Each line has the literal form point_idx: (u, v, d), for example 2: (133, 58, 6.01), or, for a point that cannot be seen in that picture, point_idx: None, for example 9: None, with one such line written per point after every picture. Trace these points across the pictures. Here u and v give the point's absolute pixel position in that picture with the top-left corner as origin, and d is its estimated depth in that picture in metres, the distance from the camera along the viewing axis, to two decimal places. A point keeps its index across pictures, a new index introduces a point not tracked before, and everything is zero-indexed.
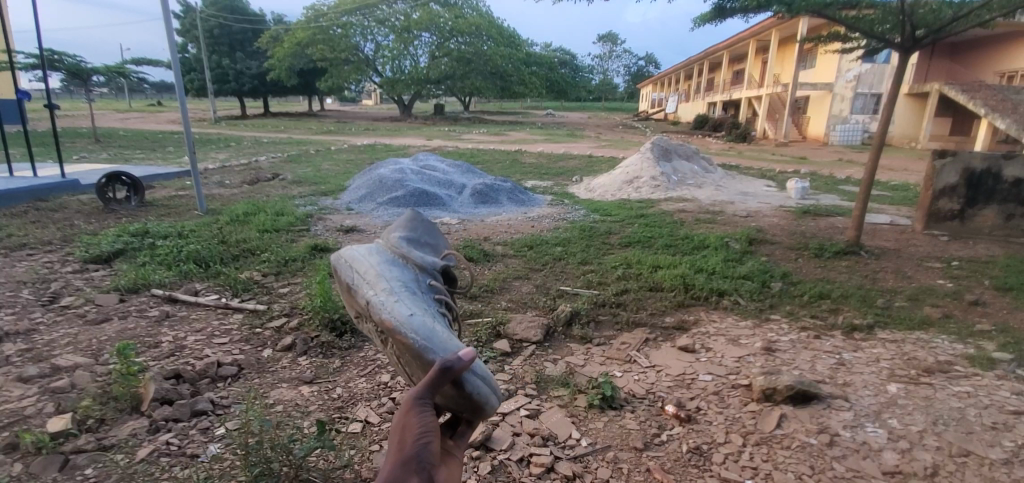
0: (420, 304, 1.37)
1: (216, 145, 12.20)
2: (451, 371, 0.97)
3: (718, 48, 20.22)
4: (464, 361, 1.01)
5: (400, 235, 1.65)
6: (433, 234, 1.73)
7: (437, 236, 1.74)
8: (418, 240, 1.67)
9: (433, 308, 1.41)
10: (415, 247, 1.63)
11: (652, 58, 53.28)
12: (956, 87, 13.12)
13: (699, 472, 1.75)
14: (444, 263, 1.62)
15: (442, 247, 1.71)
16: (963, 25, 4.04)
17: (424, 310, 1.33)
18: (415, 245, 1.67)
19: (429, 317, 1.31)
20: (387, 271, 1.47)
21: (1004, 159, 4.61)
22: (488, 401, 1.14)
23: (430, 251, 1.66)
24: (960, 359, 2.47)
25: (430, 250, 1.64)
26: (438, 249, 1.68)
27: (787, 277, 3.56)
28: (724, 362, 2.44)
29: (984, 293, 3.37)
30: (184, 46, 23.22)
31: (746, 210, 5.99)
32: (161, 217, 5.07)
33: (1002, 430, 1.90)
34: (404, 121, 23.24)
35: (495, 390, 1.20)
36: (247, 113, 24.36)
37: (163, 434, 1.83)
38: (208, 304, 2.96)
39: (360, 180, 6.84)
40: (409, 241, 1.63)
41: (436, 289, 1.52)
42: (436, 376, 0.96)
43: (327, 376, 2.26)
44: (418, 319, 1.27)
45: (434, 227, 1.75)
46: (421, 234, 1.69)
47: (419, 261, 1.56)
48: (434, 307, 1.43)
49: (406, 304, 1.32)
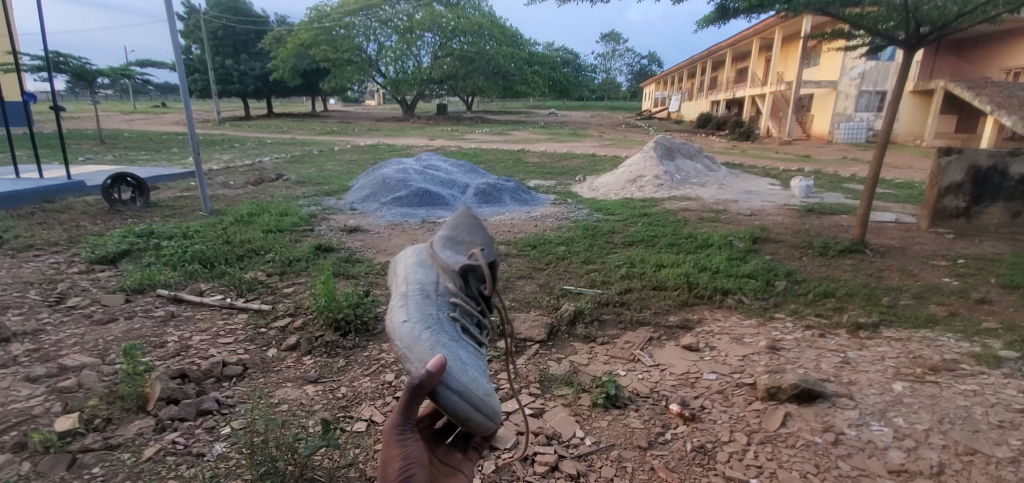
0: (424, 310, 1.43)
1: (220, 146, 12.24)
2: (420, 392, 1.06)
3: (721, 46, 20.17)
4: (430, 376, 1.07)
5: (441, 235, 1.72)
6: (478, 229, 1.68)
7: (481, 231, 1.67)
8: (456, 238, 1.68)
9: (439, 314, 1.45)
10: (451, 246, 1.66)
11: (656, 57, 53.26)
12: (962, 84, 13.04)
13: (704, 471, 1.75)
14: (472, 263, 1.57)
15: (484, 241, 1.65)
16: (969, 21, 4.01)
17: (422, 317, 1.40)
18: (457, 243, 1.70)
19: (425, 324, 1.37)
20: (412, 276, 1.60)
21: (1009, 155, 4.61)
22: (480, 414, 1.18)
23: (465, 249, 1.64)
24: (966, 357, 2.46)
25: (465, 249, 1.63)
26: (476, 245, 1.63)
27: (792, 275, 3.55)
28: (729, 361, 2.43)
29: (989, 292, 3.35)
30: (189, 47, 23.34)
31: (750, 209, 5.98)
32: (167, 218, 5.10)
33: (1008, 428, 1.89)
34: (407, 121, 23.27)
35: (490, 402, 1.21)
36: (251, 114, 24.43)
37: (170, 433, 1.84)
38: (213, 304, 2.97)
39: (363, 180, 6.85)
40: (448, 243, 1.68)
41: (456, 291, 1.54)
42: (406, 400, 1.05)
43: (331, 376, 2.27)
44: (409, 326, 1.36)
45: (479, 222, 1.70)
46: (462, 233, 1.68)
47: (445, 264, 1.60)
48: (444, 311, 1.47)
49: (407, 311, 1.42)
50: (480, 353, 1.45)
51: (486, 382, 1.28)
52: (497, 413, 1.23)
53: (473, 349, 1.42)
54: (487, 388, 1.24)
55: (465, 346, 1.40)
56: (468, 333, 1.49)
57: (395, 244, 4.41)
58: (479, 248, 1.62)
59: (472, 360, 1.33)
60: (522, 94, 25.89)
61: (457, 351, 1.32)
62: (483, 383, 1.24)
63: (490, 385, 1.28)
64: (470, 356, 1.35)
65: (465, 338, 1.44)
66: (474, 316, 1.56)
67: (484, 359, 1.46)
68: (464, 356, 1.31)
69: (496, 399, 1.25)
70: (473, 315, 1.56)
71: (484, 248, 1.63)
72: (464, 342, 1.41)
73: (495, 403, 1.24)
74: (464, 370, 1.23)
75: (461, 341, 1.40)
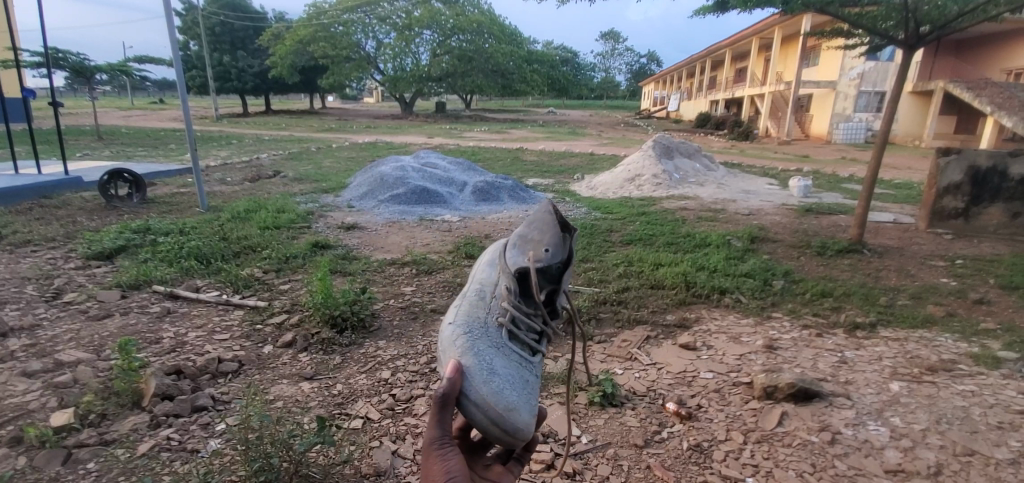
0: (472, 313, 1.35)
1: (217, 142, 12.23)
2: (447, 401, 1.09)
3: (721, 46, 20.19)
4: (450, 385, 1.10)
5: (522, 227, 1.52)
6: (547, 224, 1.43)
7: (551, 227, 1.42)
8: (529, 234, 1.46)
9: (486, 318, 1.35)
10: (521, 243, 1.46)
11: (655, 56, 53.25)
12: (961, 85, 13.06)
13: (699, 469, 1.74)
14: (528, 266, 1.37)
15: (552, 240, 1.40)
16: (970, 20, 4.00)
17: (466, 321, 1.33)
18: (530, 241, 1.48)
19: (468, 329, 1.30)
20: (479, 276, 1.51)
21: (1009, 156, 4.60)
22: (501, 426, 1.14)
23: (530, 246, 1.42)
24: (965, 357, 2.46)
25: (529, 247, 1.42)
26: (539, 245, 1.40)
27: (789, 275, 3.54)
28: (726, 360, 2.43)
29: (988, 292, 3.36)
30: (187, 43, 23.25)
31: (749, 208, 5.98)
32: (163, 214, 5.09)
33: (1007, 429, 1.88)
34: (405, 119, 23.20)
35: (513, 416, 1.14)
36: (248, 110, 24.34)
37: (164, 429, 1.83)
38: (209, 300, 2.96)
39: (361, 177, 6.83)
40: (515, 240, 1.48)
41: (512, 296, 1.38)
42: (436, 408, 1.08)
43: (327, 373, 2.25)
44: (451, 330, 1.32)
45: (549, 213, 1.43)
46: (531, 230, 1.46)
47: (506, 264, 1.44)
48: (493, 317, 1.36)
49: (457, 314, 1.38)
50: (528, 362, 1.31)
51: (518, 393, 1.20)
52: (525, 424, 1.17)
53: (518, 357, 1.30)
54: (514, 401, 1.16)
55: (504, 356, 1.27)
56: (518, 339, 1.36)
57: (393, 241, 4.40)
58: (540, 250, 1.38)
59: (508, 368, 1.24)
60: (520, 93, 25.88)
61: (492, 361, 1.22)
62: (509, 395, 1.16)
63: (520, 395, 1.20)
64: (508, 365, 1.25)
65: (511, 344, 1.32)
66: (532, 321, 1.39)
67: (532, 370, 1.31)
68: (496, 363, 1.22)
69: (526, 413, 1.18)
70: (530, 320, 1.40)
71: (549, 247, 1.39)
72: (507, 349, 1.30)
73: (524, 415, 1.17)
74: (487, 381, 1.16)
75: (504, 348, 1.29)
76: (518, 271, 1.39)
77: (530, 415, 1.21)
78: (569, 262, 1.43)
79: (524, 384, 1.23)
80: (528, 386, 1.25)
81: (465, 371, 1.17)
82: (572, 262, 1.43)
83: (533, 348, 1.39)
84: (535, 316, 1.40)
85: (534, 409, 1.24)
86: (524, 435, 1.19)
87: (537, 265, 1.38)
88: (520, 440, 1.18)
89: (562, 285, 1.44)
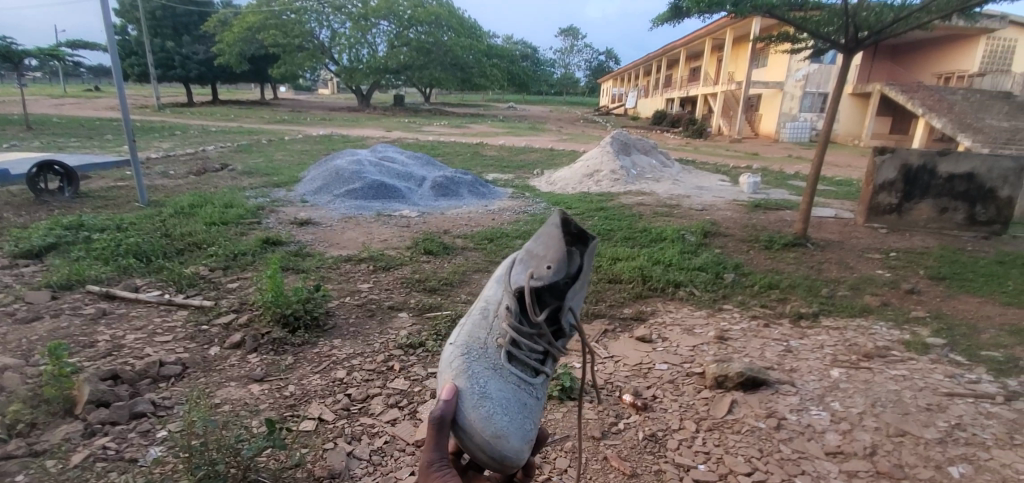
0: (472, 332, 1.20)
1: (159, 133, 11.61)
2: (443, 424, 1.03)
3: (676, 45, 20.68)
4: (446, 408, 1.04)
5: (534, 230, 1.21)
6: (553, 232, 1.13)
7: (556, 239, 1.11)
8: (538, 245, 1.15)
9: (487, 338, 1.18)
10: (529, 255, 1.17)
11: (613, 54, 54.13)
12: (896, 88, 13.89)
13: (655, 458, 1.79)
14: (527, 287, 1.13)
15: (556, 256, 1.11)
16: (904, 26, 4.21)
17: (466, 340, 1.19)
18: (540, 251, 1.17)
19: (466, 350, 1.16)
20: (489, 284, 1.29)
21: (938, 155, 4.92)
22: (488, 452, 1.05)
23: (533, 261, 1.14)
24: (897, 344, 2.63)
25: (532, 262, 1.15)
26: (543, 263, 1.12)
27: (739, 268, 3.68)
28: (680, 351, 2.50)
29: (918, 282, 3.60)
30: (124, 27, 21.89)
31: (702, 204, 6.17)
32: (98, 210, 4.77)
33: (935, 411, 2.02)
34: (362, 111, 22.63)
35: (502, 443, 1.05)
36: (194, 100, 23.11)
37: (100, 438, 1.72)
38: (150, 300, 2.80)
39: (315, 171, 6.63)
40: (524, 249, 1.20)
41: (512, 316, 1.16)
42: (431, 429, 1.03)
43: (279, 374, 2.17)
44: (451, 347, 1.20)
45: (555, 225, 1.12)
46: (537, 237, 1.18)
47: (509, 277, 1.20)
48: (494, 336, 1.18)
49: (460, 330, 1.23)
50: (527, 385, 1.15)
51: (512, 418, 1.08)
52: (514, 453, 1.06)
53: (518, 380, 1.14)
54: (503, 427, 1.05)
55: (499, 382, 1.11)
56: (518, 360, 1.17)
57: (349, 237, 4.29)
58: (542, 268, 1.11)
59: (504, 391, 1.10)
60: (480, 87, 25.71)
61: (485, 387, 1.10)
62: (498, 422, 1.05)
63: (513, 420, 1.08)
64: (505, 387, 1.12)
65: (510, 364, 1.16)
66: (536, 342, 1.18)
67: (535, 393, 1.16)
68: (490, 386, 1.10)
69: (517, 441, 1.07)
70: (535, 341, 1.18)
71: (552, 265, 1.11)
72: (505, 370, 1.14)
73: (514, 442, 1.06)
74: (477, 410, 1.06)
75: (502, 370, 1.13)
76: (516, 291, 1.16)
77: (525, 440, 1.10)
78: (581, 277, 1.16)
79: (519, 412, 1.10)
80: (524, 412, 1.11)
81: (459, 392, 1.08)
82: (583, 279, 1.16)
83: (539, 367, 1.21)
84: (539, 338, 1.18)
85: (531, 431, 1.13)
86: (517, 461, 1.09)
87: (539, 286, 1.13)
88: (509, 465, 1.09)
89: (570, 304, 1.18)
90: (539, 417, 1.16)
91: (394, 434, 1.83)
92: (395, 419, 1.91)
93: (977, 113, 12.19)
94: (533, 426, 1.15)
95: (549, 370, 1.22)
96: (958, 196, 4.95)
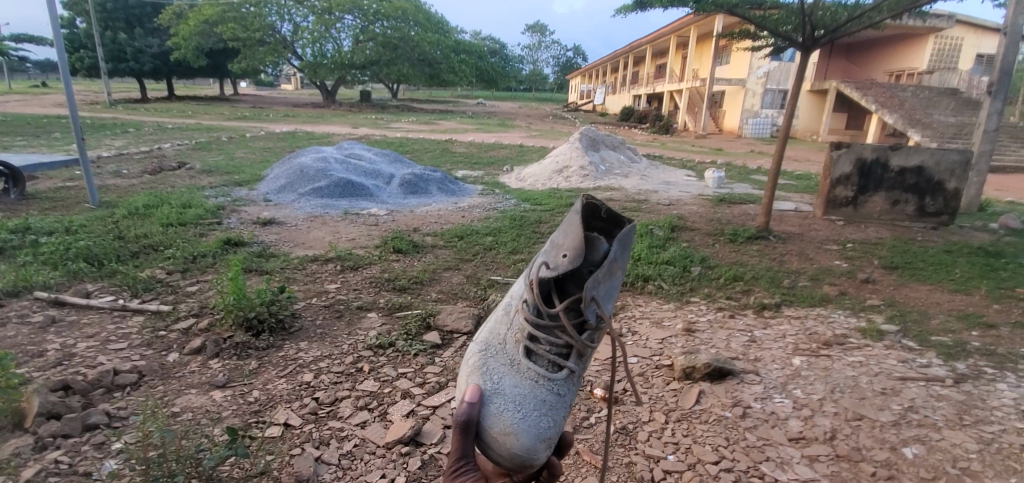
0: (492, 331, 1.21)
1: (112, 130, 11.14)
2: (464, 425, 1.03)
3: (642, 42, 20.98)
4: (464, 406, 1.04)
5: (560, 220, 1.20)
6: (573, 220, 1.12)
7: (576, 228, 1.11)
8: (561, 234, 1.15)
9: (506, 335, 1.19)
10: (554, 244, 1.16)
11: (581, 50, 54.60)
12: (851, 85, 14.42)
13: (625, 450, 1.81)
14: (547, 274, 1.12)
15: (575, 244, 1.09)
16: (857, 25, 4.37)
17: (486, 338, 1.21)
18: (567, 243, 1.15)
19: (485, 346, 1.19)
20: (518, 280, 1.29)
21: (890, 149, 5.13)
22: (501, 450, 1.03)
23: (555, 250, 1.14)
24: (854, 331, 2.74)
25: (553, 253, 1.15)
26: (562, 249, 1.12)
27: (705, 261, 3.76)
28: (650, 344, 2.54)
29: (873, 272, 3.75)
30: (72, 20, 20.83)
31: (669, 198, 6.29)
32: (45, 212, 4.54)
33: (890, 395, 2.11)
34: (327, 108, 22.16)
35: (512, 440, 1.02)
36: (149, 96, 22.17)
37: (51, 451, 1.63)
38: (102, 306, 2.67)
39: (278, 168, 6.46)
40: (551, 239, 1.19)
41: (529, 309, 1.16)
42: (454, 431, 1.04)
43: (242, 379, 2.10)
44: (473, 346, 1.22)
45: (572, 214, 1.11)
46: (562, 230, 1.17)
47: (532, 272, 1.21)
48: (512, 332, 1.18)
49: (484, 329, 1.25)
50: (544, 382, 1.11)
51: (524, 416, 1.04)
52: (525, 453, 1.02)
53: (536, 376, 1.11)
54: (515, 423, 1.03)
55: (514, 378, 1.10)
56: (538, 355, 1.15)
57: (315, 237, 4.20)
58: (561, 256, 1.11)
59: (520, 387, 1.09)
60: (449, 83, 25.49)
61: (498, 381, 1.10)
62: (510, 421, 1.03)
63: (527, 417, 1.04)
64: (521, 384, 1.10)
65: (528, 359, 1.14)
66: (555, 335, 1.15)
67: (556, 388, 1.11)
68: (505, 382, 1.09)
69: (529, 440, 1.02)
70: (554, 335, 1.16)
71: (567, 254, 1.10)
72: (522, 366, 1.13)
73: (527, 440, 1.02)
74: (491, 406, 1.05)
75: (519, 366, 1.13)
76: (533, 283, 1.17)
77: (542, 437, 1.05)
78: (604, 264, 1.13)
79: (534, 409, 1.06)
80: (542, 409, 1.07)
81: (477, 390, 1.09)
82: (606, 266, 1.10)
83: (562, 365, 1.16)
84: (558, 330, 1.15)
85: (552, 432, 1.08)
86: (535, 462, 1.05)
87: (555, 276, 1.13)
88: (526, 466, 1.05)
89: (593, 294, 1.11)
90: (562, 414, 1.11)
91: (364, 437, 1.80)
92: (365, 422, 1.88)
93: (926, 109, 12.78)
94: (555, 426, 1.10)
95: (573, 367, 1.16)
96: (909, 188, 5.18)
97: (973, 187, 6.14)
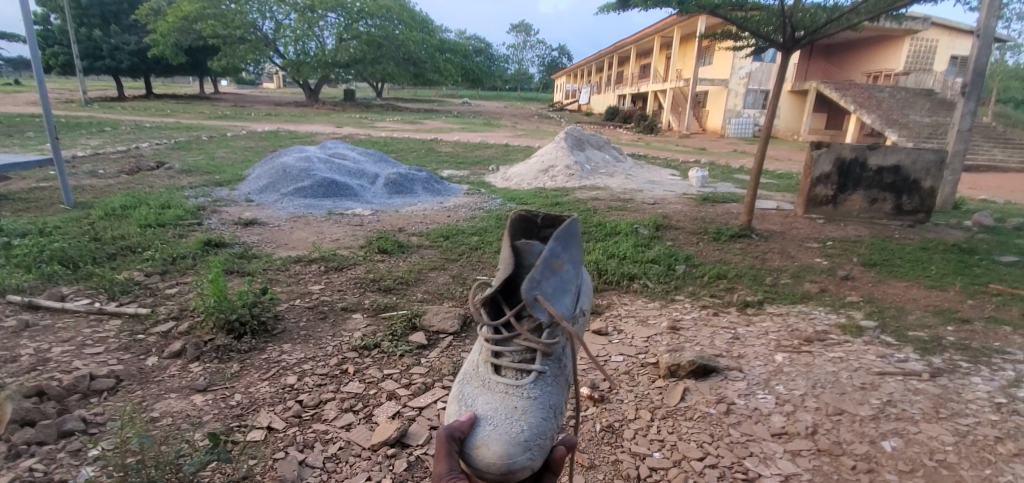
0: (469, 368, 1.44)
1: (86, 129, 10.85)
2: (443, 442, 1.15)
3: (626, 42, 21.12)
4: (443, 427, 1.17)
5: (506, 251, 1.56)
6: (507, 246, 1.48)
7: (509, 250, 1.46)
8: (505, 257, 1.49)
9: (476, 363, 1.42)
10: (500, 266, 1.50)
11: (566, 50, 54.89)
12: (830, 85, 14.68)
13: (611, 448, 1.81)
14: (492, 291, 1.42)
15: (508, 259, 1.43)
16: (836, 27, 4.46)
17: (464, 374, 1.43)
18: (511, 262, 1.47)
19: (463, 379, 1.41)
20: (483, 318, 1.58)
21: (868, 149, 5.25)
22: (483, 460, 1.12)
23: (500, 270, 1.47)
24: (835, 328, 2.78)
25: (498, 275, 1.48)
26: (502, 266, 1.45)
27: (689, 260, 3.80)
28: (635, 342, 2.56)
29: (852, 269, 3.82)
30: (46, 16, 20.30)
31: (653, 197, 6.34)
32: (17, 213, 4.42)
33: (869, 389, 2.15)
34: (311, 106, 21.92)
35: (487, 448, 1.13)
36: (126, 94, 21.69)
37: (25, 459, 1.59)
38: (77, 310, 2.60)
39: (260, 168, 6.36)
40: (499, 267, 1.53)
41: (488, 332, 1.42)
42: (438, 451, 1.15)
43: (224, 382, 2.07)
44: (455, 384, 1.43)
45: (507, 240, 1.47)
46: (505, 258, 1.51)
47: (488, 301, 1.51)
48: (480, 358, 1.42)
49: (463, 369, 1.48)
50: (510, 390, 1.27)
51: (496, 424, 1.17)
52: (500, 457, 1.11)
53: (505, 389, 1.29)
54: (487, 433, 1.16)
55: (485, 395, 1.28)
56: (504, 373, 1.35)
57: (298, 237, 4.15)
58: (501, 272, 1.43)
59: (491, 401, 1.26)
60: (433, 82, 25.37)
61: (474, 400, 1.29)
62: (484, 431, 1.16)
63: (500, 425, 1.17)
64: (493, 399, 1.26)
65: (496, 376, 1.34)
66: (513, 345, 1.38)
67: (521, 391, 1.27)
68: (478, 399, 1.27)
69: (501, 444, 1.13)
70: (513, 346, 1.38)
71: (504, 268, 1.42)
72: (492, 384, 1.32)
73: (500, 442, 1.13)
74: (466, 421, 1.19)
75: (490, 384, 1.32)
76: (488, 307, 1.46)
77: (517, 440, 1.15)
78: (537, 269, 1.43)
79: (505, 417, 1.20)
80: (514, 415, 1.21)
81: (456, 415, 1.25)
82: (540, 265, 1.37)
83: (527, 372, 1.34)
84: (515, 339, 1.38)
85: (528, 435, 1.18)
86: (517, 468, 1.12)
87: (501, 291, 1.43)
88: (509, 474, 1.12)
89: (535, 295, 1.35)
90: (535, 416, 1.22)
91: (349, 439, 1.78)
92: (350, 424, 1.86)
93: (903, 110, 13.08)
94: (534, 430, 1.21)
95: (539, 369, 1.33)
96: (886, 187, 5.29)
97: (947, 186, 6.28)
